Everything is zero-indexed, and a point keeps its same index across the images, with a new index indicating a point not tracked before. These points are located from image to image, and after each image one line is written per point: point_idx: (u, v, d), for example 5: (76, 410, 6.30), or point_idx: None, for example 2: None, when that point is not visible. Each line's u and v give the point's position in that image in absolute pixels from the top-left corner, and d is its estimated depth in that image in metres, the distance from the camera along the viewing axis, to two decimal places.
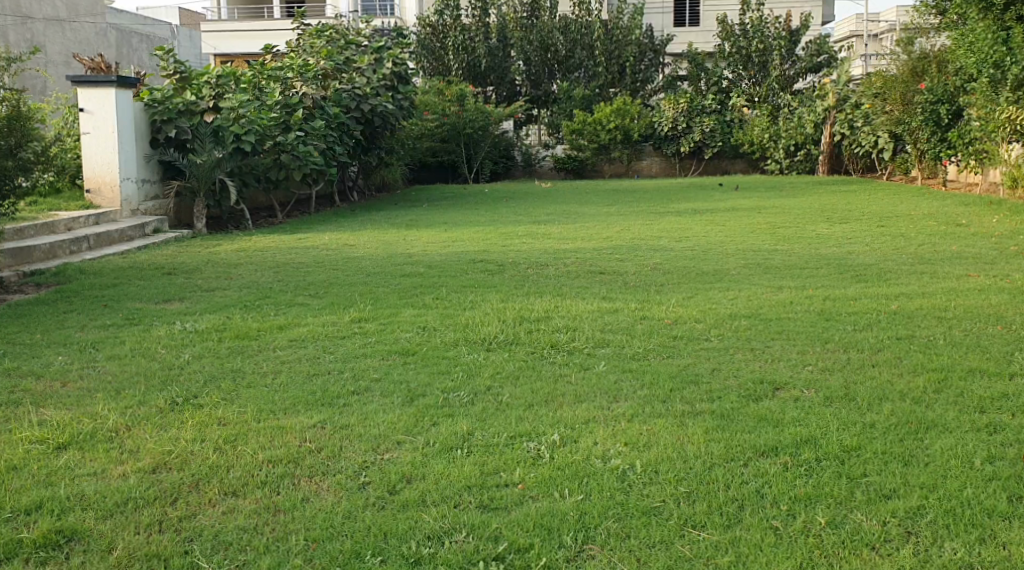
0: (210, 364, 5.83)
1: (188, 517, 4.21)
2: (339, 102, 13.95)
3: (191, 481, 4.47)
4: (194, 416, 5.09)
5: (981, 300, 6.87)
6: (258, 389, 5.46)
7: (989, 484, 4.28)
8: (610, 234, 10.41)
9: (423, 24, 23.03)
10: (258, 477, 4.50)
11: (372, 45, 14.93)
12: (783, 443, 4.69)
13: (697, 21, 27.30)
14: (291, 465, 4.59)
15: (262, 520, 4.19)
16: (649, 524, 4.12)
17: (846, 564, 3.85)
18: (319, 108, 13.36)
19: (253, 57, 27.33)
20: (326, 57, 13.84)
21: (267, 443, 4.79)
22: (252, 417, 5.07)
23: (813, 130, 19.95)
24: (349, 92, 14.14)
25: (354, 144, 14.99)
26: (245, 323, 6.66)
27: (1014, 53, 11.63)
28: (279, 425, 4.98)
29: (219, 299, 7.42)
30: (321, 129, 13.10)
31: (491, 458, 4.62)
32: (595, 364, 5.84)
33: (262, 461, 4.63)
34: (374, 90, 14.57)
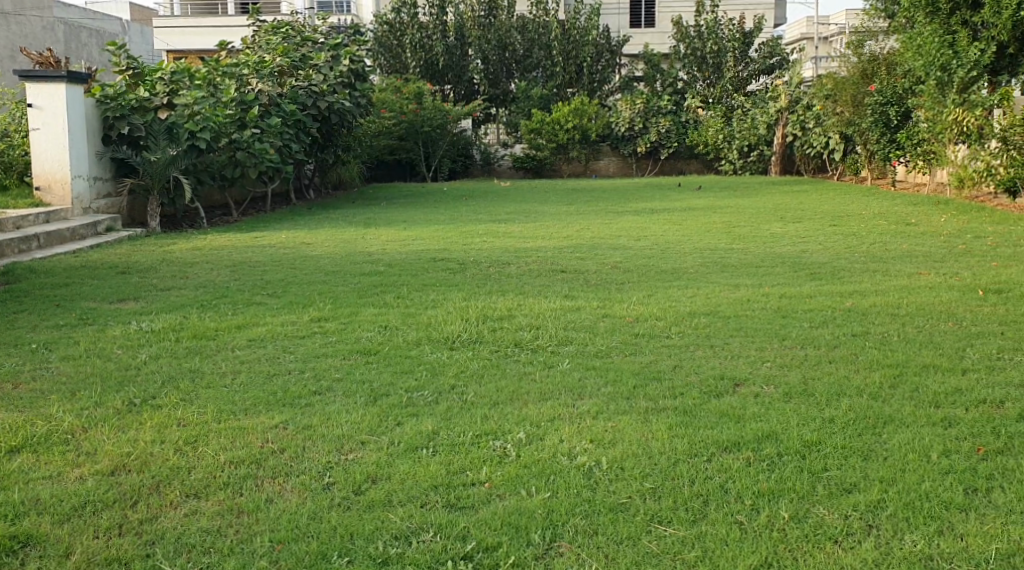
0: (168, 364, 5.99)
1: (148, 520, 4.37)
2: (295, 99, 13.87)
3: (151, 483, 4.63)
4: (152, 417, 5.25)
5: (933, 296, 7.12)
6: (218, 389, 5.61)
7: (947, 477, 4.53)
8: (569, 233, 10.62)
9: (381, 21, 23.01)
10: (220, 478, 4.66)
11: (328, 42, 14.67)
12: (745, 439, 4.96)
13: (653, 22, 27.64)
14: (253, 466, 4.77)
15: (225, 522, 4.35)
16: (616, 521, 4.36)
17: (810, 557, 4.10)
18: (274, 104, 13.40)
19: (208, 54, 27.24)
20: (283, 54, 13.95)
21: (228, 444, 4.96)
22: (212, 418, 5.23)
23: (766, 130, 20.41)
24: (305, 90, 13.98)
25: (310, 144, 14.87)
26: (204, 323, 6.80)
27: (960, 56, 12.30)
28: (240, 426, 5.15)
29: (175, 299, 7.54)
30: (276, 127, 13.06)
31: (457, 458, 4.83)
32: (558, 363, 6.07)
33: (223, 461, 4.80)
34: (331, 87, 14.40)
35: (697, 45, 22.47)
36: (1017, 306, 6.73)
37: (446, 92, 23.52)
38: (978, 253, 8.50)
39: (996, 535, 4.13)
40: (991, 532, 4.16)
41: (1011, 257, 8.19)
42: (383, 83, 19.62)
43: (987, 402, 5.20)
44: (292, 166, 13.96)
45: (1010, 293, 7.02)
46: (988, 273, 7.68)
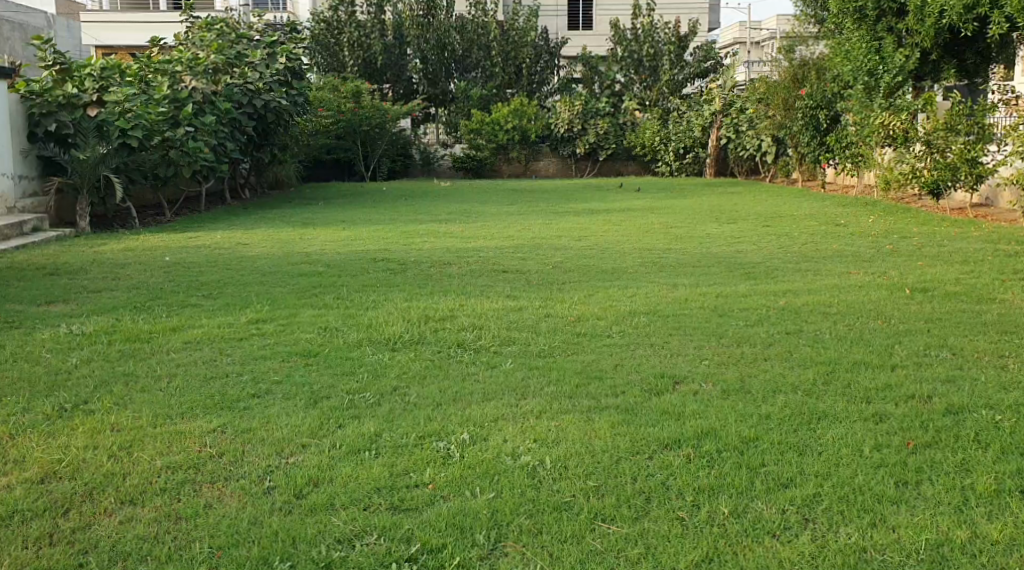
0: (100, 368, 5.95)
1: (81, 529, 4.36)
2: (230, 97, 13.62)
3: (84, 490, 4.61)
4: (84, 422, 5.22)
5: (862, 295, 7.32)
6: (153, 393, 5.59)
7: (878, 471, 4.68)
8: (510, 233, 10.71)
9: (318, 19, 22.84)
10: (157, 484, 4.66)
11: (263, 39, 14.52)
12: (685, 436, 5.09)
13: (591, 24, 27.89)
14: (191, 471, 4.77)
15: (163, 529, 4.36)
16: (560, 520, 4.45)
17: (746, 550, 4.23)
18: (209, 103, 13.14)
19: (139, 50, 26.86)
20: (217, 51, 13.64)
21: (165, 449, 4.95)
22: (147, 423, 5.22)
23: (701, 133, 20.71)
24: (240, 87, 13.80)
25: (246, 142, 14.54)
26: (137, 325, 6.76)
27: (885, 62, 12.65)
28: (177, 430, 5.14)
29: (106, 301, 7.48)
30: (211, 125, 12.79)
31: (401, 459, 4.89)
32: (501, 363, 6.15)
33: (160, 467, 4.80)
34: (267, 86, 14.21)
35: (633, 48, 22.71)
36: (942, 303, 6.93)
37: (384, 91, 23.46)
38: (905, 252, 8.75)
39: (926, 526, 4.27)
40: (921, 523, 4.30)
41: (936, 257, 8.43)
42: (321, 81, 19.47)
43: (916, 397, 5.35)
44: (228, 164, 13.70)
45: (936, 291, 7.23)
46: (914, 272, 7.90)
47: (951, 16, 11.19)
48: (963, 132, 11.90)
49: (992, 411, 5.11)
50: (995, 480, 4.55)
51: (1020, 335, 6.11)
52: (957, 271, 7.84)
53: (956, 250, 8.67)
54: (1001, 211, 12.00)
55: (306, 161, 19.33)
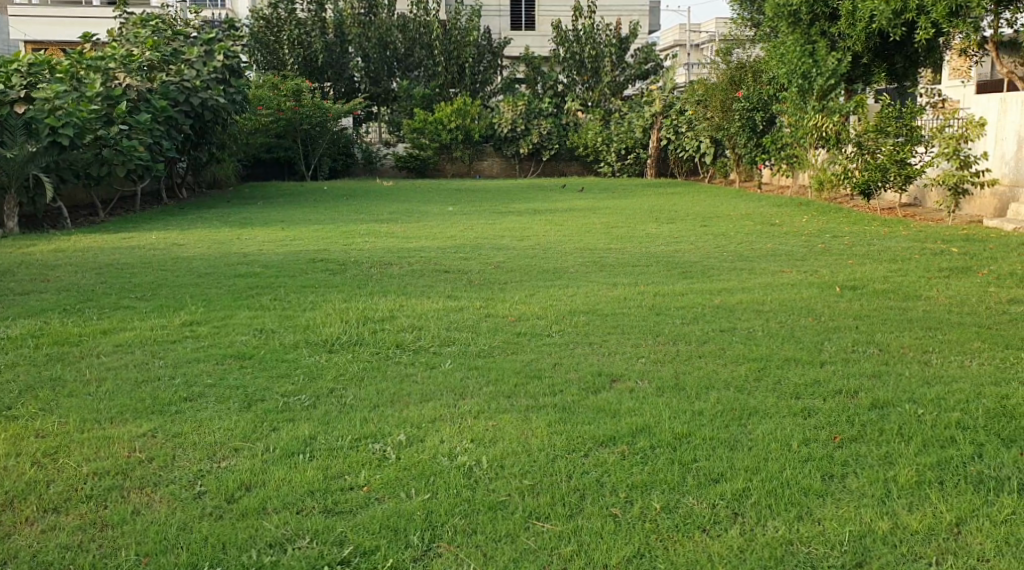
0: (26, 373, 5.87)
1: (2, 538, 4.31)
2: (166, 95, 13.39)
3: (4, 499, 4.55)
4: (8, 429, 5.15)
5: (794, 293, 7.44)
6: (81, 398, 5.53)
7: (806, 465, 4.73)
8: (452, 233, 10.72)
9: (256, 16, 22.38)
10: (82, 490, 4.61)
11: (202, 36, 14.26)
12: (619, 433, 5.15)
13: (533, 25, 27.99)
14: (119, 477, 4.73)
15: (87, 537, 4.32)
16: (495, 519, 4.49)
17: (677, 546, 4.28)
18: (144, 100, 12.96)
19: (68, 45, 25.78)
20: (154, 48, 13.54)
21: (92, 455, 4.90)
22: (74, 428, 5.16)
23: (642, 134, 20.94)
24: (177, 85, 13.47)
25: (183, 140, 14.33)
26: (66, 328, 6.67)
27: (818, 65, 12.87)
28: (105, 435, 5.09)
29: (35, 303, 7.36)
30: (146, 123, 12.60)
31: (336, 462, 4.89)
32: (440, 363, 6.17)
33: (87, 473, 4.75)
34: (204, 83, 13.84)
35: (575, 49, 22.86)
36: (871, 300, 7.06)
37: (325, 89, 23.29)
38: (837, 251, 8.91)
39: (850, 518, 4.31)
40: (845, 514, 4.34)
41: (866, 256, 8.60)
42: (260, 79, 19.29)
43: (844, 392, 5.45)
44: (163, 164, 13.51)
45: (864, 289, 7.38)
46: (845, 270, 8.06)
47: (881, 21, 11.46)
48: (893, 134, 11.87)
49: (915, 405, 5.19)
50: (917, 471, 4.58)
51: (944, 331, 6.25)
52: (886, 269, 8.00)
53: (885, 249, 8.85)
54: (930, 211, 12.18)
55: (245, 160, 19.17)
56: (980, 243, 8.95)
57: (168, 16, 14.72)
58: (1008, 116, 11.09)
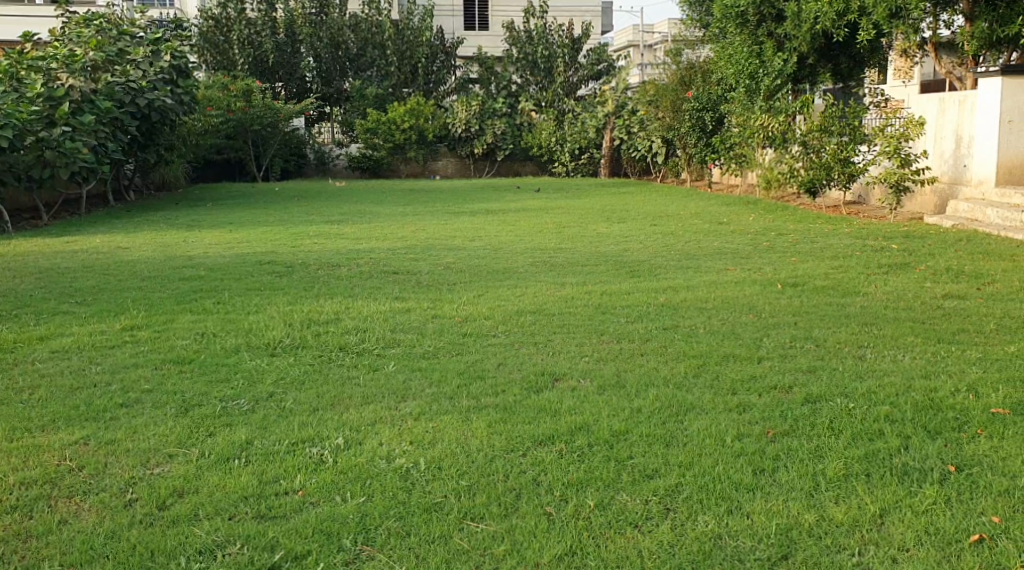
0: None
1: None
2: (111, 96, 13.12)
3: None
4: None
5: (738, 290, 7.49)
6: (13, 406, 5.45)
7: (739, 460, 4.74)
8: (402, 234, 10.69)
9: (205, 16, 22.08)
10: (8, 501, 4.55)
11: (148, 36, 14.09)
12: (559, 431, 5.13)
13: (486, 25, 28.04)
14: (47, 486, 4.67)
15: (11, 548, 4.26)
16: (430, 520, 4.42)
17: (610, 542, 4.25)
18: (87, 101, 12.62)
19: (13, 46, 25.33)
20: (97, 48, 13.24)
21: (21, 465, 4.84)
22: (3, 438, 5.09)
23: (595, 134, 21.08)
24: (122, 85, 13.28)
25: (129, 141, 14.13)
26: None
27: (765, 65, 13.14)
28: (34, 444, 5.02)
29: None
30: (90, 124, 12.43)
31: (271, 466, 4.80)
32: (384, 365, 6.10)
33: (14, 484, 4.68)
34: (151, 84, 13.68)
35: (528, 50, 22.89)
36: (812, 297, 7.11)
37: (277, 90, 23.19)
38: (782, 249, 8.98)
39: (778, 511, 4.32)
40: (774, 508, 4.35)
41: (809, 253, 8.68)
42: (210, 80, 19.09)
43: (779, 387, 5.48)
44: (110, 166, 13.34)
45: (805, 286, 7.43)
46: (788, 268, 8.10)
47: (825, 21, 11.68)
48: (836, 133, 11.97)
49: (846, 399, 5.23)
50: (846, 464, 4.61)
51: (879, 326, 6.31)
52: (827, 266, 8.06)
53: (827, 246, 8.92)
54: (872, 209, 12.23)
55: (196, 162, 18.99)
56: (920, 240, 9.05)
57: (112, 15, 14.42)
58: (946, 116, 11.30)
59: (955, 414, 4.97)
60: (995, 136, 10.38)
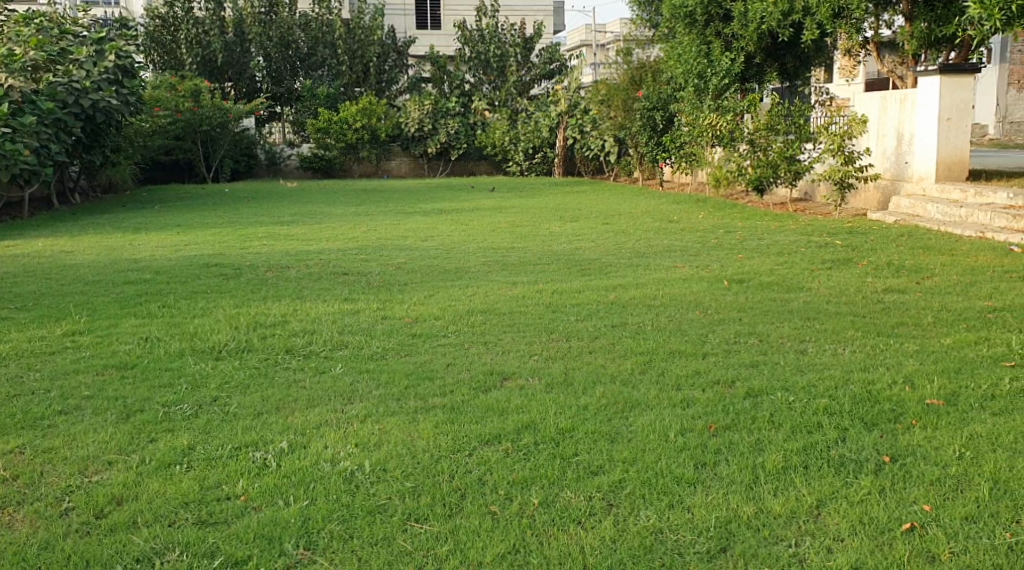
0: None
1: None
2: (53, 96, 12.88)
3: None
4: None
5: (685, 288, 7.55)
6: None
7: (681, 454, 4.78)
8: (353, 234, 10.65)
9: (151, 15, 21.90)
10: None
11: (91, 35, 13.90)
12: (505, 431, 5.14)
13: (438, 24, 28.02)
14: None
15: None
16: (373, 523, 4.40)
17: (553, 539, 4.26)
18: (28, 102, 12.53)
19: None
20: (38, 47, 13.08)
21: None
22: None
23: (548, 133, 21.14)
24: (65, 85, 13.02)
25: (74, 143, 13.96)
26: None
27: (713, 65, 13.28)
28: None
29: None
30: (31, 125, 12.32)
31: (213, 472, 4.76)
32: (331, 367, 6.08)
33: None
34: (94, 84, 13.50)
35: (480, 49, 22.87)
36: (756, 293, 7.18)
37: (226, 89, 22.84)
38: (729, 246, 9.07)
39: (718, 505, 4.36)
40: (713, 502, 4.39)
41: (756, 250, 8.76)
42: (157, 80, 18.91)
43: (722, 382, 5.54)
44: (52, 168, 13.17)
45: (751, 282, 7.51)
46: (735, 265, 8.18)
47: (770, 21, 11.85)
48: (782, 132, 12.11)
49: (787, 393, 5.30)
50: (784, 457, 4.68)
51: (821, 321, 6.40)
52: (772, 262, 8.16)
53: (773, 243, 9.02)
54: (818, 206, 12.38)
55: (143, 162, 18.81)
56: (863, 236, 9.17)
57: (54, 14, 14.27)
58: (887, 113, 11.46)
59: (891, 406, 5.05)
60: (934, 134, 10.59)
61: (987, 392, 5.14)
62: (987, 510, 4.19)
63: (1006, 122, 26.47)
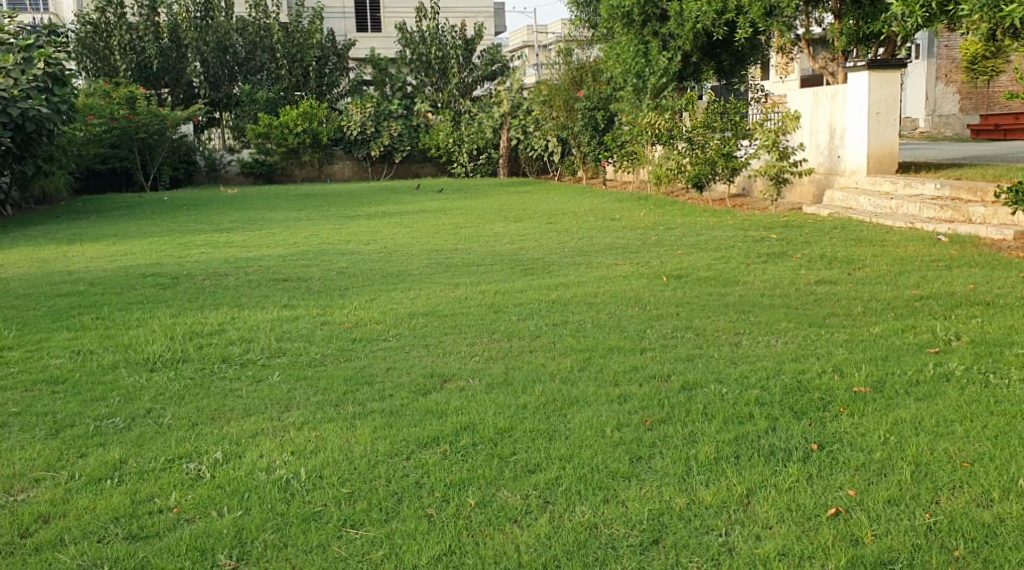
0: None
1: None
2: None
3: None
4: None
5: (625, 285, 7.61)
6: None
7: (617, 449, 4.82)
8: (294, 239, 10.61)
9: (82, 22, 21.49)
10: None
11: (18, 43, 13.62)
12: (443, 432, 5.14)
13: (378, 27, 27.99)
14: None
15: None
16: (308, 530, 4.38)
17: (489, 539, 4.27)
18: None
19: None
20: None
21: None
22: None
23: (492, 134, 21.29)
24: None
25: (3, 153, 13.74)
26: None
27: (651, 64, 13.41)
28: None
29: None
30: None
31: (146, 485, 4.72)
32: (268, 376, 6.03)
33: None
34: (24, 93, 13.27)
35: (421, 50, 22.81)
36: (693, 288, 7.26)
37: (163, 95, 22.74)
38: (669, 243, 9.14)
39: (652, 497, 4.40)
40: (647, 495, 4.43)
41: (694, 246, 8.85)
42: (92, 89, 18.87)
43: (658, 376, 5.59)
44: None
45: (689, 277, 7.59)
46: (674, 261, 8.25)
47: (705, 20, 12.00)
48: (719, 129, 12.27)
49: (720, 384, 5.37)
50: (716, 448, 4.73)
51: (755, 313, 6.47)
52: (711, 257, 8.24)
53: (711, 238, 9.12)
54: (756, 201, 12.54)
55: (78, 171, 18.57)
56: (798, 229, 9.29)
57: None
58: (819, 108, 11.62)
59: (821, 395, 5.13)
60: (865, 128, 10.78)
61: (912, 378, 5.24)
62: (909, 493, 4.27)
63: (934, 116, 26.98)
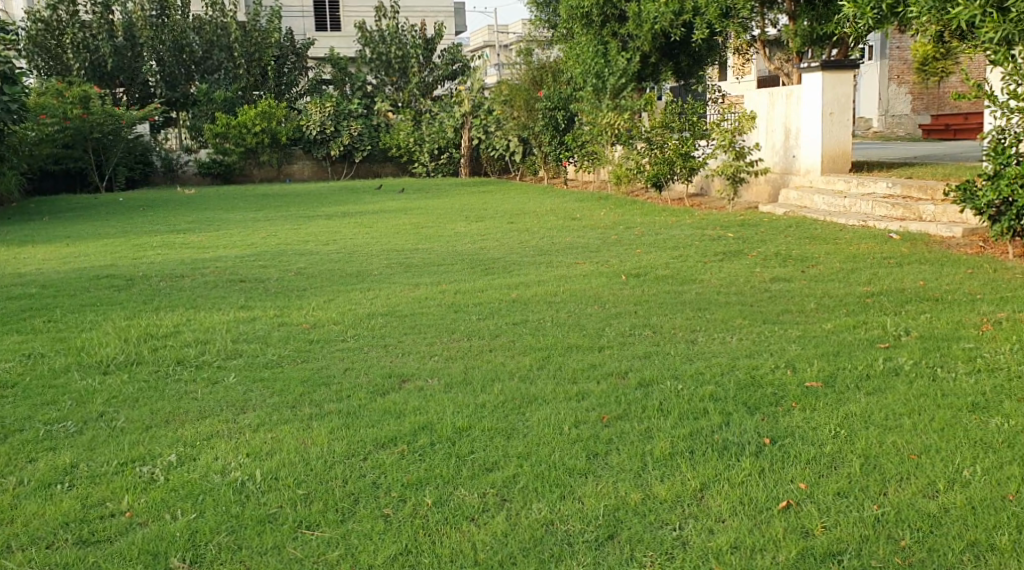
0: None
1: None
2: None
3: None
4: None
5: (584, 284, 7.64)
6: None
7: (574, 446, 4.84)
8: (253, 240, 10.55)
9: (33, 18, 21.26)
10: None
11: None
12: (401, 432, 5.14)
13: (338, 26, 27.87)
14: None
15: None
16: (263, 531, 4.37)
17: (445, 537, 4.27)
18: None
19: None
20: None
21: None
22: None
23: (453, 133, 21.28)
24: None
25: None
26: None
27: (610, 65, 13.51)
28: None
29: None
30: None
31: (98, 489, 4.68)
32: (224, 378, 6.00)
33: None
34: None
35: (381, 50, 22.92)
36: (651, 287, 7.30)
37: (118, 95, 22.43)
38: (628, 242, 9.18)
39: (607, 493, 4.43)
40: (602, 491, 4.46)
41: (653, 245, 8.90)
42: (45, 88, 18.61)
43: (615, 373, 5.63)
44: None
45: (647, 276, 7.64)
46: (632, 260, 8.30)
47: (662, 21, 12.08)
48: (677, 129, 12.34)
49: (675, 381, 5.41)
50: (671, 444, 4.77)
51: (712, 311, 6.53)
52: (669, 256, 8.30)
53: (670, 237, 9.17)
54: (714, 200, 12.64)
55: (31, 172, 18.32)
56: (754, 228, 9.37)
57: None
58: (775, 108, 11.72)
59: (774, 390, 5.19)
60: (819, 128, 10.90)
61: (863, 372, 5.32)
62: (858, 486, 4.33)
63: (888, 116, 27.32)
